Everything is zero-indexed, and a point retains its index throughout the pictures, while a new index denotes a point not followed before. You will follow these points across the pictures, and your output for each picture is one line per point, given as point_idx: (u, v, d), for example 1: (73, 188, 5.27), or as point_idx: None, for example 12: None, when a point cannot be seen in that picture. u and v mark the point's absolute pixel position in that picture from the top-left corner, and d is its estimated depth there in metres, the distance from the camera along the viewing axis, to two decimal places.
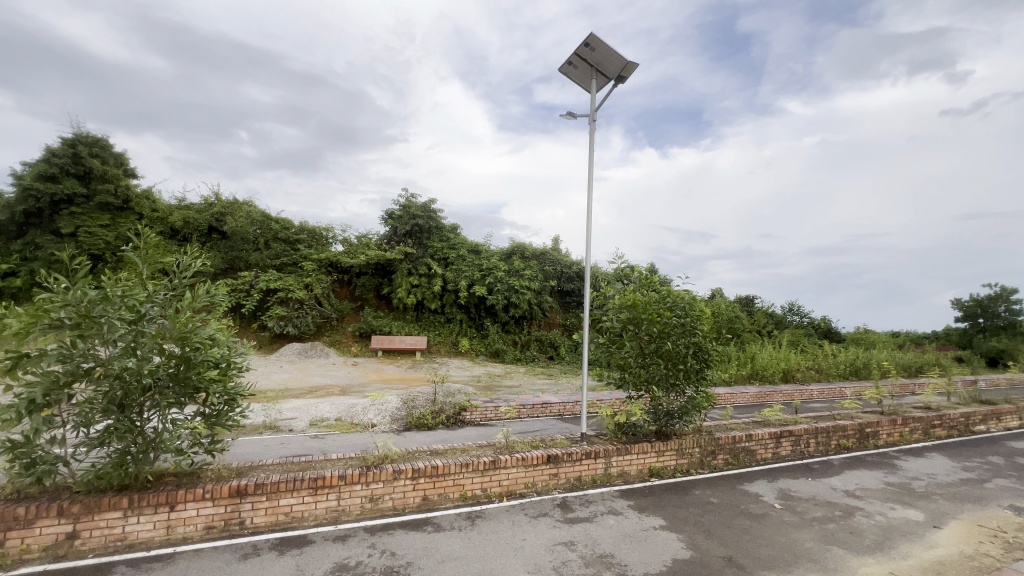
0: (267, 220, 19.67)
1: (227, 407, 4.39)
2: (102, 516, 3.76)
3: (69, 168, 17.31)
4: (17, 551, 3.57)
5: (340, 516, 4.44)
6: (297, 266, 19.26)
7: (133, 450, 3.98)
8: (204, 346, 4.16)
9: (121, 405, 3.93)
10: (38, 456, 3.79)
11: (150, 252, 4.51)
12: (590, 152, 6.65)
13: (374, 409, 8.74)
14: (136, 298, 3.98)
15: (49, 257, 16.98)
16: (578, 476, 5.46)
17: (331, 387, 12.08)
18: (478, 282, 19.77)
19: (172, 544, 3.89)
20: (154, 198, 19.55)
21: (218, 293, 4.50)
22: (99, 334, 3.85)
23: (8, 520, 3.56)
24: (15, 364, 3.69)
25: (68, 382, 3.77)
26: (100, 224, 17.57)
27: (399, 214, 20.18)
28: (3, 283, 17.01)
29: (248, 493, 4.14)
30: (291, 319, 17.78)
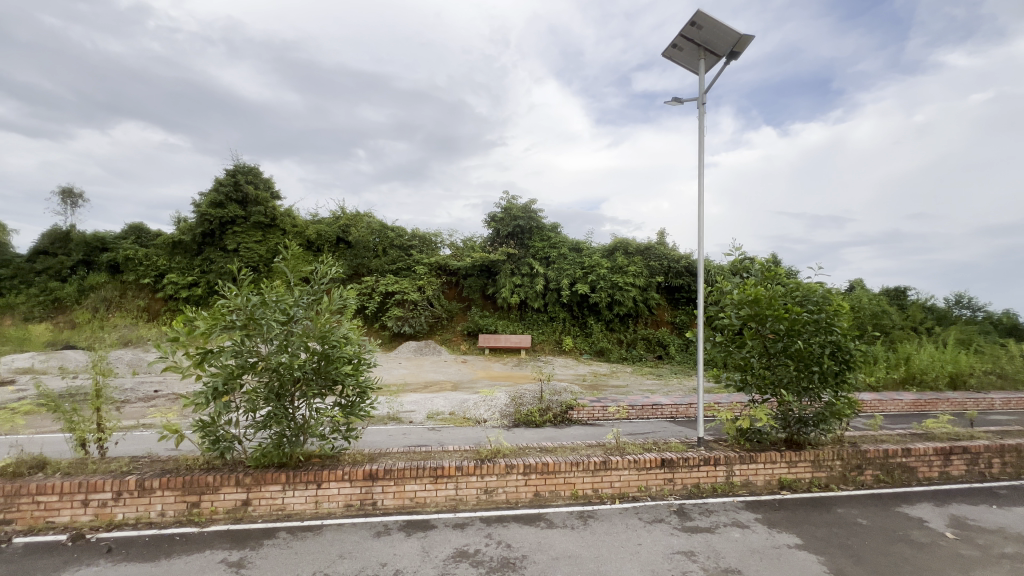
0: (384, 229, 21.59)
1: (359, 399, 4.89)
2: (267, 489, 4.43)
3: (231, 195, 20.75)
4: (208, 511, 4.34)
5: (458, 505, 4.71)
6: (411, 270, 20.82)
7: (288, 433, 4.61)
8: (340, 344, 4.69)
9: (278, 394, 4.59)
10: (220, 433, 4.58)
11: (295, 263, 5.18)
12: (700, 137, 6.23)
13: (485, 405, 9.12)
14: (286, 302, 4.62)
15: (221, 270, 20.58)
16: (696, 482, 5.14)
17: (444, 383, 12.91)
18: (580, 280, 19.66)
19: (320, 516, 4.45)
20: (294, 215, 22.50)
21: (349, 296, 5.02)
22: (260, 334, 4.54)
23: (201, 486, 4.34)
24: (203, 357, 4.50)
25: (239, 374, 4.50)
26: (255, 240, 20.74)
27: (501, 216, 20.74)
28: (189, 292, 20.80)
29: (379, 478, 4.58)
30: (407, 319, 19.33)
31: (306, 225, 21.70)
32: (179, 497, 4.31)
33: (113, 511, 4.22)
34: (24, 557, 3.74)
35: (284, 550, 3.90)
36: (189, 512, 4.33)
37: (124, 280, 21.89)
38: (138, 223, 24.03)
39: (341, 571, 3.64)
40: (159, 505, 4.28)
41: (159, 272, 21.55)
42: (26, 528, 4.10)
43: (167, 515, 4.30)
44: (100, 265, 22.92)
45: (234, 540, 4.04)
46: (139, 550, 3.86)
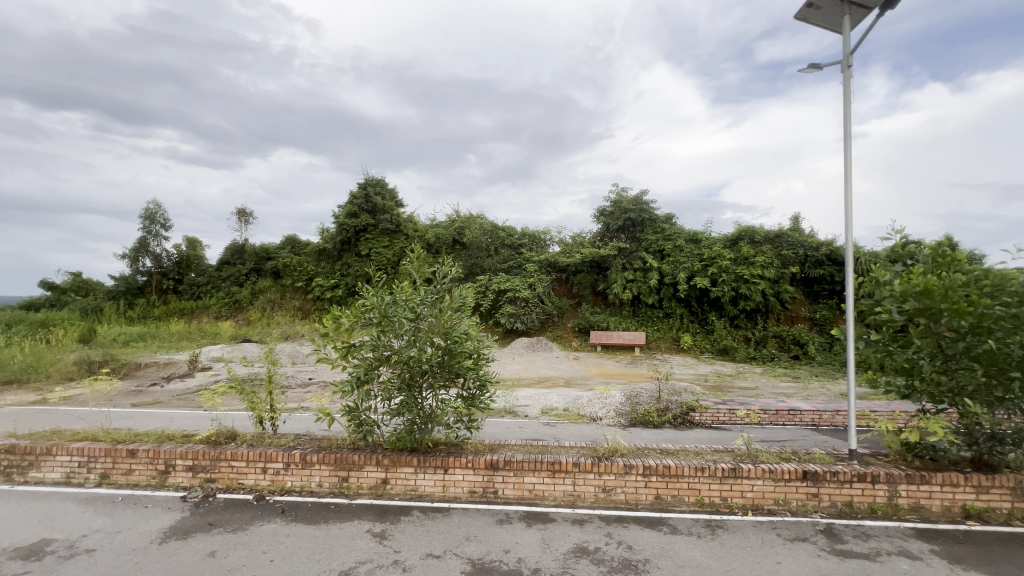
0: (496, 229, 22.50)
1: (479, 391, 5.17)
2: (402, 470, 4.89)
3: (363, 206, 23.31)
4: (355, 485, 4.93)
5: (576, 501, 4.72)
6: (522, 268, 21.35)
7: (418, 420, 5.03)
8: (462, 339, 5.00)
9: (410, 384, 5.03)
10: (363, 418, 5.15)
11: (420, 264, 5.62)
12: (845, 105, 5.42)
13: (599, 403, 8.99)
14: (413, 301, 5.03)
15: (358, 273, 23.22)
16: (848, 501, 4.50)
17: (557, 379, 13.04)
18: (699, 274, 18.45)
19: (447, 499, 4.79)
20: (415, 221, 24.46)
21: (467, 294, 5.32)
22: (393, 330, 5.02)
23: (350, 463, 4.95)
24: (347, 350, 5.09)
25: (377, 366, 5.01)
26: (384, 245, 23.01)
27: (611, 210, 20.14)
28: (332, 293, 23.74)
29: (499, 468, 4.79)
30: (520, 316, 19.84)
31: (426, 229, 23.39)
32: (332, 471, 4.96)
33: (283, 479, 5.00)
34: (225, 510, 4.62)
35: (419, 527, 4.28)
36: (340, 485, 4.95)
37: (284, 284, 25.78)
38: (293, 235, 28.10)
39: (468, 553, 3.88)
40: (318, 477, 4.97)
41: (309, 277, 24.95)
42: (224, 486, 5.05)
43: (324, 486, 4.96)
44: (266, 272, 27.28)
45: (377, 514, 4.54)
46: (304, 514, 4.54)
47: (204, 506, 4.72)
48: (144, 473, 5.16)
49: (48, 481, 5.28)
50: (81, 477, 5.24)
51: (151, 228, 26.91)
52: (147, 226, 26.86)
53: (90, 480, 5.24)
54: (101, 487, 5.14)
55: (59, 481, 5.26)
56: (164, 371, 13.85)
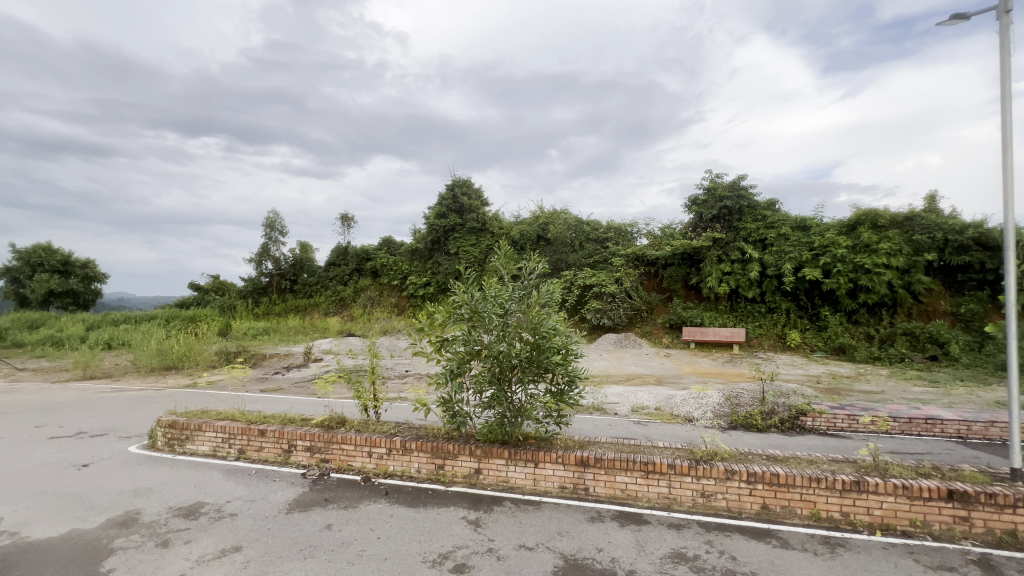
0: (580, 224, 22.25)
1: (568, 387, 5.15)
2: (493, 461, 5.03)
3: (451, 207, 24.39)
4: (450, 474, 5.16)
5: (672, 504, 4.51)
6: (608, 263, 20.90)
7: (508, 414, 5.13)
8: (550, 335, 5.01)
9: (500, 378, 5.14)
10: (456, 409, 5.35)
11: (508, 261, 5.72)
12: (1001, 60, 4.55)
13: (694, 403, 8.50)
14: (502, 297, 5.14)
15: (448, 271, 24.28)
16: (1009, 529, 3.81)
17: (648, 377, 12.58)
18: (809, 264, 16.76)
19: (538, 493, 4.83)
20: (501, 219, 24.99)
21: (554, 290, 5.32)
22: (483, 325, 5.16)
23: (445, 452, 5.19)
24: (441, 344, 5.30)
25: (468, 360, 5.17)
26: (471, 244, 23.87)
27: (704, 198, 18.93)
28: (424, 290, 25.04)
29: (590, 465, 4.72)
30: (606, 311, 19.42)
31: (511, 226, 23.75)
32: (429, 459, 5.24)
33: (386, 463, 5.38)
34: (338, 488, 5.09)
35: (512, 518, 4.38)
36: (437, 472, 5.21)
37: (382, 282, 27.72)
38: (389, 236, 30.15)
39: (561, 548, 3.88)
40: (416, 463, 5.28)
41: (403, 275, 26.56)
42: (336, 467, 5.56)
43: (422, 472, 5.26)
44: (366, 272, 29.55)
45: (471, 502, 4.72)
46: (405, 496, 4.85)
47: (321, 483, 5.24)
48: (272, 450, 5.85)
49: (199, 453, 6.20)
50: (224, 451, 6.08)
51: (272, 235, 30.41)
52: (269, 233, 30.39)
53: (230, 454, 6.05)
54: (240, 460, 5.92)
55: (208, 454, 6.15)
56: (285, 361, 15.61)
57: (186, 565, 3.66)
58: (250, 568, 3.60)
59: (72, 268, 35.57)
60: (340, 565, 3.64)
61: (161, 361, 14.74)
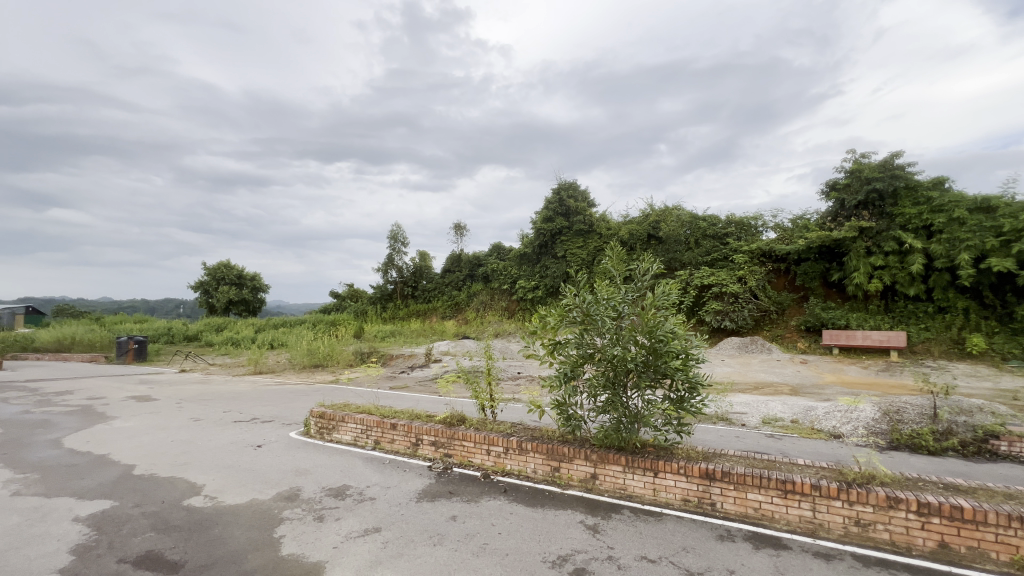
0: (695, 220, 20.89)
1: (688, 394, 4.87)
2: (610, 467, 4.93)
3: (558, 210, 24.94)
4: (566, 476, 5.17)
5: (818, 530, 4.00)
6: (729, 261, 19.31)
7: (624, 420, 4.98)
8: (668, 339, 4.77)
9: (614, 382, 5.01)
10: (571, 412, 5.33)
11: (620, 262, 5.58)
12: None
13: (842, 417, 7.45)
14: (615, 300, 5.02)
15: (556, 275, 24.45)
16: None
17: (781, 385, 11.30)
18: (994, 253, 13.86)
19: (659, 505, 4.61)
20: (609, 220, 24.57)
21: (671, 291, 5.06)
22: (595, 328, 5.08)
23: (560, 455, 5.21)
24: (553, 347, 5.29)
25: (581, 363, 5.11)
26: (579, 246, 23.99)
27: (846, 182, 16.53)
28: (534, 294, 25.43)
29: (717, 479, 4.40)
30: (728, 313, 17.91)
31: (619, 227, 23.13)
32: (545, 460, 5.31)
33: (504, 462, 5.56)
34: (461, 482, 5.41)
35: (631, 527, 4.25)
36: (552, 474, 5.26)
37: (493, 287, 28.83)
38: (499, 242, 31.40)
39: (687, 564, 3.67)
40: (532, 464, 5.38)
41: (513, 280, 27.28)
42: (459, 462, 5.90)
43: (538, 473, 5.34)
44: (478, 277, 31.05)
45: (588, 507, 4.68)
46: (523, 496, 4.98)
47: (445, 476, 5.61)
48: (402, 443, 6.40)
49: (343, 441, 7.03)
50: (362, 440, 6.81)
51: (395, 246, 33.43)
52: (393, 244, 33.48)
53: (368, 444, 6.76)
54: (376, 450, 6.59)
55: (350, 442, 6.94)
56: (409, 361, 17.04)
57: (337, 539, 4.17)
58: (388, 548, 3.98)
59: (245, 281, 42.82)
60: (466, 555, 3.86)
61: (311, 359, 17.03)
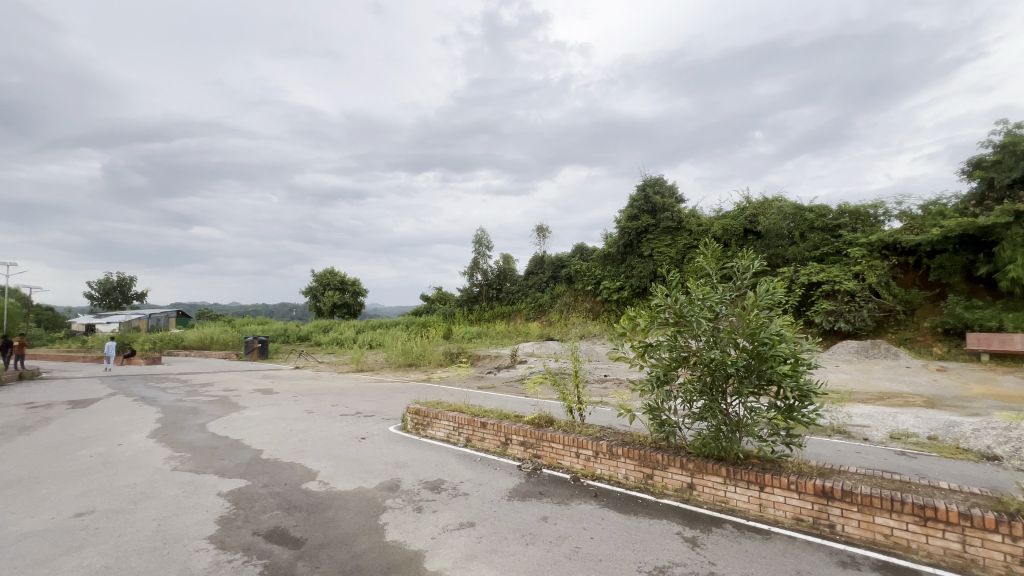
0: (800, 211, 19.07)
1: (799, 402, 4.44)
2: (708, 477, 4.65)
3: (643, 207, 24.21)
4: (660, 485, 4.96)
5: (968, 567, 3.44)
6: (843, 255, 17.29)
7: (724, 428, 4.65)
8: (773, 342, 4.38)
9: (712, 388, 4.71)
10: (664, 418, 5.09)
11: (717, 259, 5.23)
12: None
13: (998, 436, 6.32)
14: (712, 300, 4.70)
15: (642, 274, 23.71)
16: None
17: (912, 396, 9.88)
18: None
19: (766, 522, 4.24)
20: (699, 215, 23.39)
21: (778, 290, 4.64)
22: (690, 330, 4.80)
23: (654, 462, 5.02)
24: (644, 349, 5.07)
25: (676, 366, 4.85)
26: (666, 244, 23.05)
27: (994, 159, 14.25)
28: (619, 295, 24.81)
29: (836, 498, 3.96)
30: (843, 314, 16.03)
31: (712, 223, 21.77)
32: (637, 466, 5.13)
33: (594, 466, 5.47)
34: (550, 483, 5.42)
35: (735, 544, 3.95)
36: (645, 481, 5.07)
37: (576, 288, 28.57)
38: (582, 243, 31.18)
39: None
40: (624, 469, 5.23)
41: (596, 281, 26.82)
42: (548, 463, 5.91)
43: (630, 479, 5.18)
44: (561, 279, 31.03)
45: (686, 518, 4.44)
46: (615, 502, 4.86)
47: (534, 477, 5.65)
48: (492, 442, 6.57)
49: (437, 437, 7.38)
50: (455, 437, 7.11)
51: (480, 250, 34.49)
52: (478, 248, 34.59)
53: (460, 441, 7.03)
54: (467, 448, 6.83)
55: (443, 438, 7.28)
56: (496, 362, 17.47)
57: (435, 530, 4.38)
58: (483, 544, 4.09)
59: (346, 286, 46.75)
60: (558, 557, 3.85)
61: (405, 359, 18.12)
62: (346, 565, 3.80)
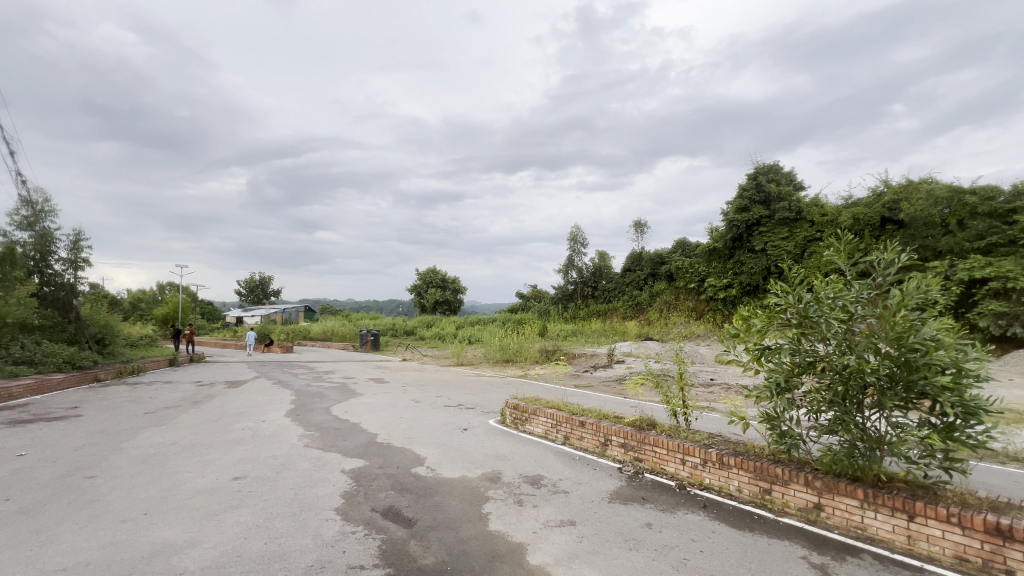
0: (957, 194, 16.08)
1: (962, 421, 3.75)
2: (840, 499, 4.12)
3: (755, 197, 22.29)
4: (780, 502, 4.50)
5: None
6: (1019, 246, 14.24)
7: (861, 445, 4.08)
8: (928, 349, 3.73)
9: (845, 399, 4.15)
10: (785, 429, 4.60)
11: (851, 253, 4.60)
12: None
13: None
14: (845, 299, 4.14)
15: (753, 270, 21.93)
16: None
17: None
18: None
19: (917, 558, 3.65)
20: (822, 203, 20.92)
21: (932, 287, 3.95)
22: (817, 333, 4.28)
23: (772, 476, 4.58)
24: (761, 353, 4.61)
25: (800, 372, 4.37)
26: (782, 237, 20.96)
27: None
28: (726, 292, 23.17)
29: (1016, 538, 3.29)
30: (1018, 317, 13.28)
31: (839, 211, 19.27)
32: (753, 480, 4.72)
33: (702, 475, 5.15)
34: (653, 489, 5.21)
35: None
36: (762, 497, 4.64)
37: (677, 286, 27.11)
38: (683, 238, 29.55)
39: None
40: (736, 482, 4.85)
41: (700, 278, 25.29)
42: (650, 468, 5.67)
43: (744, 493, 4.78)
44: (661, 276, 29.66)
45: (813, 542, 3.98)
46: (727, 515, 4.52)
47: (636, 481, 5.47)
48: (591, 441, 6.49)
49: (535, 433, 7.48)
50: (553, 435, 7.15)
51: (575, 247, 34.25)
52: (574, 245, 34.38)
53: (558, 439, 7.05)
54: (565, 446, 6.82)
55: (542, 435, 7.35)
56: (592, 361, 17.23)
57: (536, 525, 4.44)
58: (584, 543, 4.06)
59: (447, 284, 49.37)
60: (664, 567, 3.68)
61: (503, 354, 18.59)
62: (453, 549, 4.00)
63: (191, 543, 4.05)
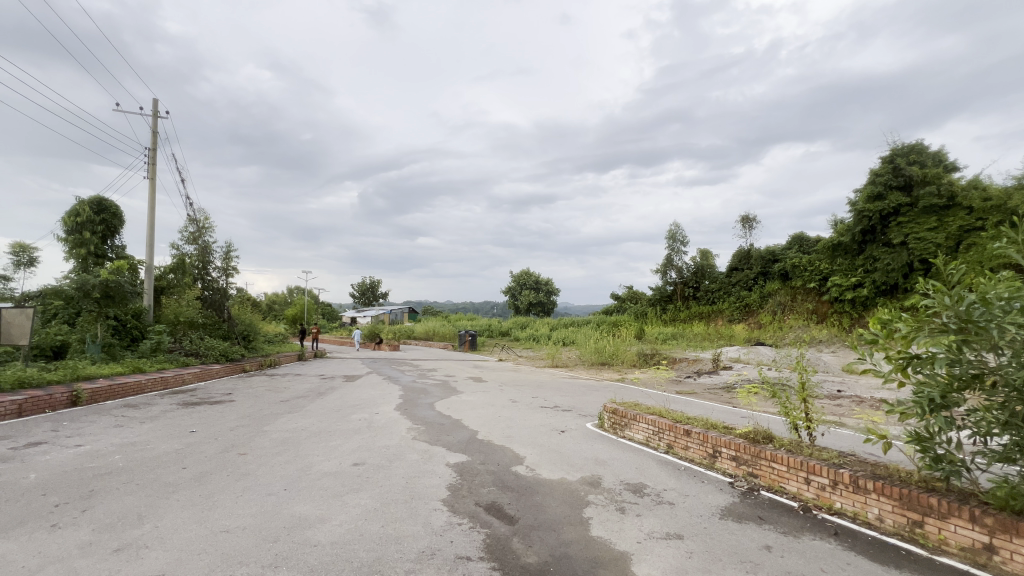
0: None
1: None
2: (1021, 541, 3.39)
3: (891, 182, 19.39)
4: (936, 538, 3.84)
5: None
6: None
7: None
8: None
9: None
10: (941, 452, 3.91)
11: None
12: None
13: None
14: None
15: (887, 267, 19.17)
16: None
17: None
18: None
19: None
20: (985, 185, 17.59)
21: None
22: (985, 340, 3.57)
23: (925, 506, 3.93)
24: (908, 363, 3.95)
25: (962, 387, 3.69)
26: (929, 227, 17.99)
27: None
28: (855, 293, 20.55)
29: None
30: None
31: (1009, 194, 16.01)
32: (899, 509, 4.10)
33: (831, 498, 4.60)
34: (771, 508, 4.76)
35: None
36: (911, 530, 4.01)
37: (794, 286, 24.54)
38: (801, 232, 26.66)
39: None
40: (877, 509, 4.25)
41: (822, 276, 22.73)
42: (767, 485, 5.18)
43: (887, 523, 4.17)
44: (774, 275, 27.04)
45: None
46: (865, 547, 3.96)
47: (751, 498, 5.03)
48: (698, 452, 6.11)
49: (636, 439, 7.24)
50: (655, 442, 6.85)
51: (675, 246, 32.53)
52: (672, 244, 32.71)
53: (660, 447, 6.75)
54: (669, 454, 6.51)
55: (642, 441, 7.10)
56: (695, 366, 16.23)
57: (640, 535, 4.29)
58: (693, 560, 3.83)
59: (540, 286, 49.86)
60: None
61: (599, 357, 18.31)
62: (555, 551, 4.01)
63: (322, 519, 4.54)
